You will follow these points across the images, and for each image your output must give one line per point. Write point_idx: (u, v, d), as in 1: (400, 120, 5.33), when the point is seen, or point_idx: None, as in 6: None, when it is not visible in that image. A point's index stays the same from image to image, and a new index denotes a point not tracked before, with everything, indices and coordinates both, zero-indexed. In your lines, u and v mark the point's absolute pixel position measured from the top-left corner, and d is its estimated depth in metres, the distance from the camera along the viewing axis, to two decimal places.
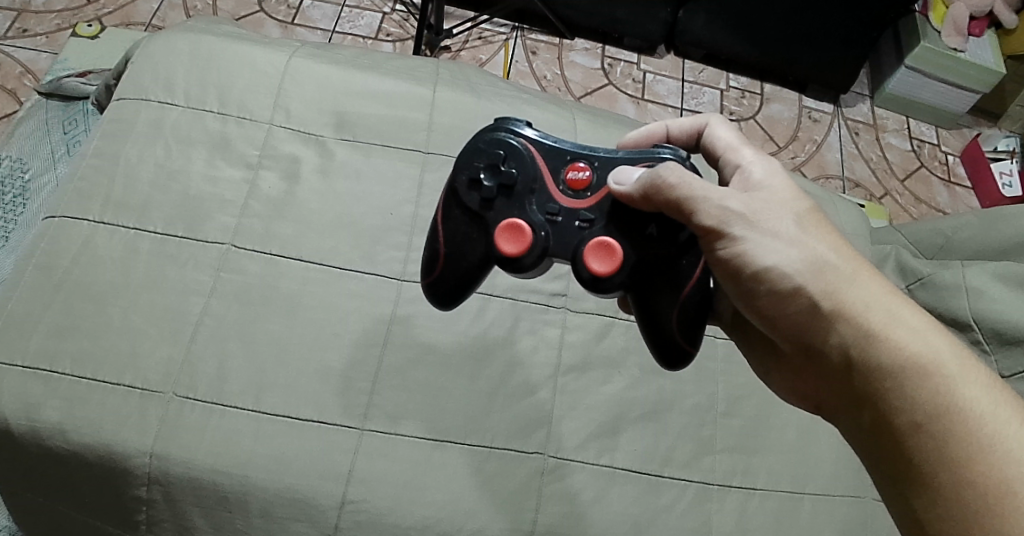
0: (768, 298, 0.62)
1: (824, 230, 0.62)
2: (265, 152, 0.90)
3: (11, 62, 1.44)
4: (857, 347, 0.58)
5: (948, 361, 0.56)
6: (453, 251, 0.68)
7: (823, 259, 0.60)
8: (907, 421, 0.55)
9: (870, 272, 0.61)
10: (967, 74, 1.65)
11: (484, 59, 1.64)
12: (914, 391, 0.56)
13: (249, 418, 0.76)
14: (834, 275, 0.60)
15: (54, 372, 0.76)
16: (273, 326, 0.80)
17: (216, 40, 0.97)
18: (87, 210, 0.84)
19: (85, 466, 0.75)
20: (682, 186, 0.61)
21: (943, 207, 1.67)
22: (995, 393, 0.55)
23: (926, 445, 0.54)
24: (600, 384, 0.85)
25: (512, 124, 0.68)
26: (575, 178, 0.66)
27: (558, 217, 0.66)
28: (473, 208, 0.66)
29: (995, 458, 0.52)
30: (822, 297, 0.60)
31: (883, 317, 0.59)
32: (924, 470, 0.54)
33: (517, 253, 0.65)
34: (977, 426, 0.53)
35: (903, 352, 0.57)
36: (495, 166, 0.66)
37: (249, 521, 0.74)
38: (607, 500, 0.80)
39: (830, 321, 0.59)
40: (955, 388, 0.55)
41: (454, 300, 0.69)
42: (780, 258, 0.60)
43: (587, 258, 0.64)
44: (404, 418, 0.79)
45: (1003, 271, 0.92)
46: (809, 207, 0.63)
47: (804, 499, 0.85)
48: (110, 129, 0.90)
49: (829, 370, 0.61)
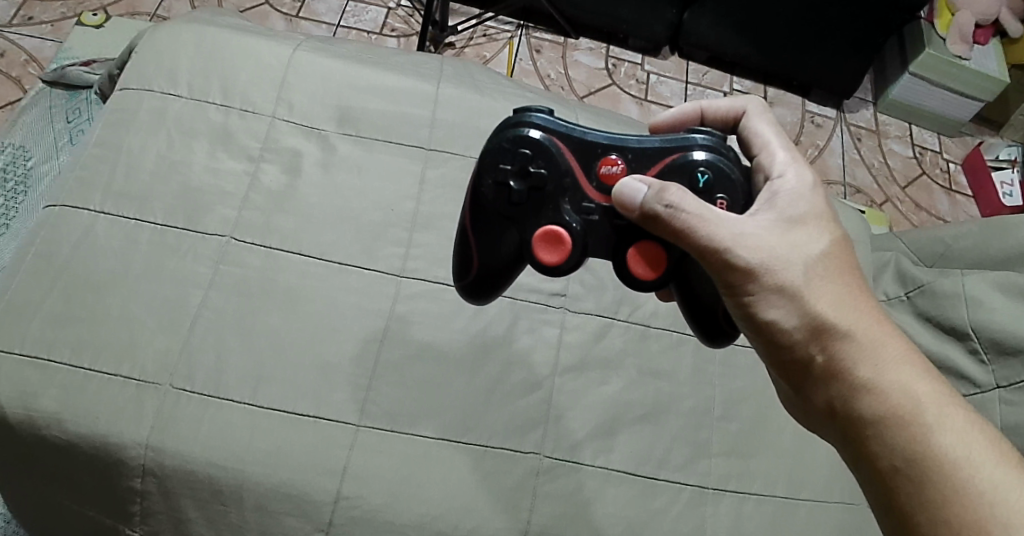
0: (763, 344, 0.61)
1: (830, 276, 0.59)
2: (267, 145, 0.90)
3: (15, 49, 1.44)
4: (841, 393, 0.57)
5: (931, 407, 0.55)
6: (485, 254, 0.66)
7: (819, 313, 0.58)
8: (886, 465, 0.54)
9: (868, 318, 0.59)
10: (970, 82, 1.65)
11: (489, 56, 1.64)
12: (893, 437, 0.54)
13: (245, 412, 0.76)
14: (831, 327, 0.58)
15: (51, 361, 0.76)
16: (272, 319, 0.80)
17: (220, 31, 0.96)
18: (88, 199, 0.84)
19: (80, 456, 0.75)
20: (687, 233, 0.57)
21: (944, 214, 1.66)
22: (974, 435, 0.53)
23: (903, 488, 0.53)
24: (598, 385, 0.85)
25: (534, 117, 0.63)
26: (609, 173, 0.63)
27: (594, 215, 0.64)
28: (504, 214, 0.64)
29: (969, 501, 0.50)
30: (812, 348, 0.58)
31: (874, 365, 0.57)
32: (901, 513, 0.52)
33: (557, 262, 0.63)
34: (953, 470, 0.51)
35: (884, 400, 0.55)
36: (523, 169, 0.62)
37: (243, 515, 0.74)
38: (602, 502, 0.80)
39: (817, 370, 0.58)
40: (934, 433, 0.53)
41: (490, 293, 0.70)
42: (778, 311, 0.58)
43: (631, 263, 0.63)
44: (401, 414, 0.79)
45: (1003, 281, 0.93)
46: (822, 251, 0.59)
47: (800, 504, 0.85)
48: (113, 119, 0.90)
49: (818, 415, 0.60)
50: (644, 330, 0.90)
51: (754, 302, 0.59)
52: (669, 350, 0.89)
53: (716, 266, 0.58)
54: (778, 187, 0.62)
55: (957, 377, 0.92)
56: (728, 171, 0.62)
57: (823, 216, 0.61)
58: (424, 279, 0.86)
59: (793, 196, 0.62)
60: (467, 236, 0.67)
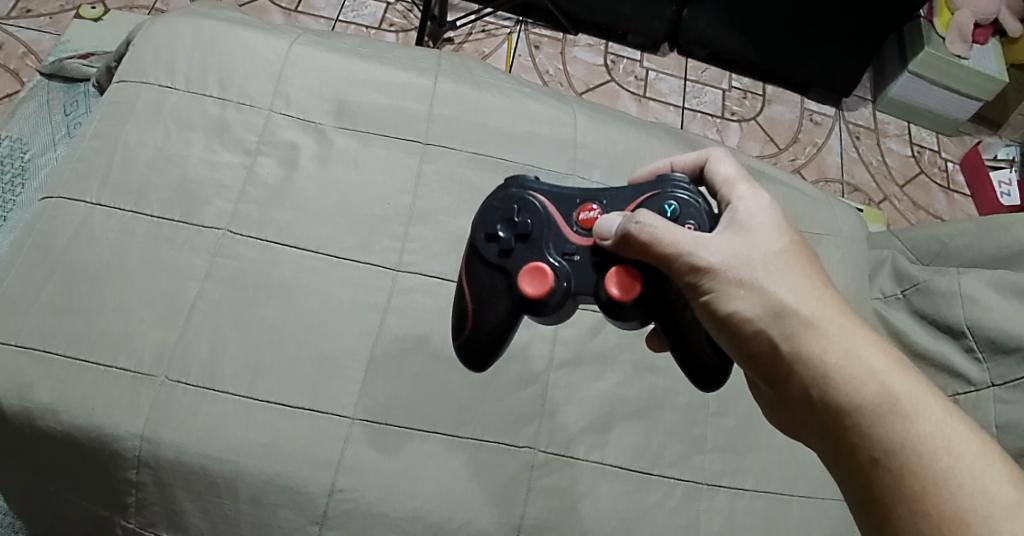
0: (729, 341, 0.59)
1: (793, 271, 0.59)
2: (264, 138, 0.90)
3: (13, 41, 1.44)
4: (816, 387, 0.55)
5: (906, 396, 0.53)
6: (479, 307, 0.66)
7: (784, 303, 0.57)
8: (866, 457, 0.52)
9: (835, 308, 0.57)
10: (969, 81, 1.65)
11: (487, 52, 1.64)
12: (871, 429, 0.52)
13: (240, 404, 0.76)
14: (798, 318, 0.56)
15: (47, 352, 0.76)
16: (267, 312, 0.80)
17: (217, 25, 0.96)
18: (85, 191, 0.84)
19: (76, 447, 0.75)
20: (655, 241, 0.60)
21: (941, 213, 1.67)
22: (950, 425, 0.51)
23: (882, 481, 0.51)
24: (593, 381, 0.85)
25: (522, 180, 0.69)
26: (587, 218, 0.66)
27: (576, 256, 0.65)
28: (493, 261, 0.66)
29: (947, 491, 0.49)
30: (781, 339, 0.56)
31: (844, 354, 0.55)
32: (883, 508, 0.51)
33: (540, 295, 0.63)
34: (932, 460, 0.50)
35: (859, 391, 0.53)
36: (509, 219, 0.66)
37: (238, 506, 0.74)
38: (597, 496, 0.80)
39: (788, 362, 0.56)
40: (911, 423, 0.52)
41: (486, 359, 0.68)
42: (742, 303, 0.58)
43: (606, 285, 0.63)
44: (395, 408, 0.79)
45: (999, 279, 0.93)
46: (780, 249, 0.60)
47: (794, 501, 0.85)
48: (110, 111, 0.90)
49: (793, 409, 0.58)
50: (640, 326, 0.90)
51: (716, 299, 0.58)
52: None
53: (681, 271, 0.59)
54: (736, 208, 0.63)
55: (952, 375, 0.92)
56: (693, 202, 0.64)
57: (780, 223, 0.62)
58: (419, 273, 0.86)
59: (753, 209, 0.62)
60: (464, 293, 0.68)
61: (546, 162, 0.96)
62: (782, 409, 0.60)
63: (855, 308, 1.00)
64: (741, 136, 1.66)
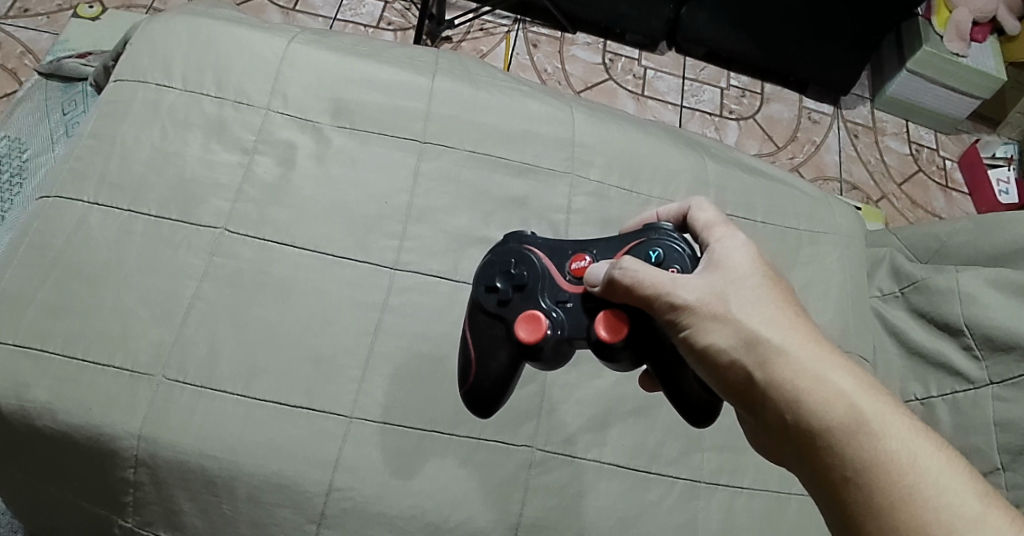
0: (705, 374, 0.59)
1: (766, 301, 0.58)
2: (261, 137, 0.90)
3: (11, 41, 1.44)
4: (788, 412, 0.54)
5: (874, 415, 0.52)
6: (481, 356, 0.68)
7: (756, 333, 0.56)
8: (838, 478, 0.52)
9: (805, 333, 0.57)
10: (967, 79, 1.65)
11: (486, 51, 1.64)
12: (842, 450, 0.52)
13: (238, 402, 0.76)
14: (769, 346, 0.55)
15: (44, 351, 0.76)
16: (265, 311, 0.80)
17: (214, 23, 0.96)
18: (82, 190, 0.84)
19: (73, 446, 0.75)
20: (637, 283, 0.60)
21: (940, 212, 1.67)
22: (918, 441, 0.51)
23: (857, 502, 0.50)
24: (591, 379, 0.85)
25: (519, 236, 0.71)
26: (578, 267, 0.67)
27: (569, 303, 0.66)
28: (491, 311, 0.68)
29: (916, 510, 0.48)
30: (754, 368, 0.56)
31: (815, 378, 0.54)
32: (856, 528, 0.50)
33: (534, 340, 0.65)
34: (901, 478, 0.49)
35: (829, 414, 0.53)
36: (506, 271, 0.68)
37: (236, 506, 0.74)
38: (594, 494, 0.80)
39: (760, 388, 0.55)
40: (881, 442, 0.51)
41: (490, 407, 0.69)
42: (717, 336, 0.57)
43: (594, 326, 0.64)
44: (393, 406, 0.79)
45: (997, 277, 0.93)
46: (754, 281, 0.59)
47: (791, 499, 0.86)
48: (107, 110, 0.90)
49: (768, 434, 0.57)
50: None
51: (692, 334, 0.58)
52: None
53: (661, 310, 0.59)
54: (714, 249, 0.63)
55: (950, 373, 0.92)
56: (677, 247, 0.65)
57: (754, 258, 0.61)
58: (417, 272, 0.86)
59: (731, 249, 0.62)
60: (467, 343, 0.70)
61: (544, 161, 0.96)
62: (757, 432, 0.59)
63: (853, 306, 1.00)
64: (739, 135, 1.66)
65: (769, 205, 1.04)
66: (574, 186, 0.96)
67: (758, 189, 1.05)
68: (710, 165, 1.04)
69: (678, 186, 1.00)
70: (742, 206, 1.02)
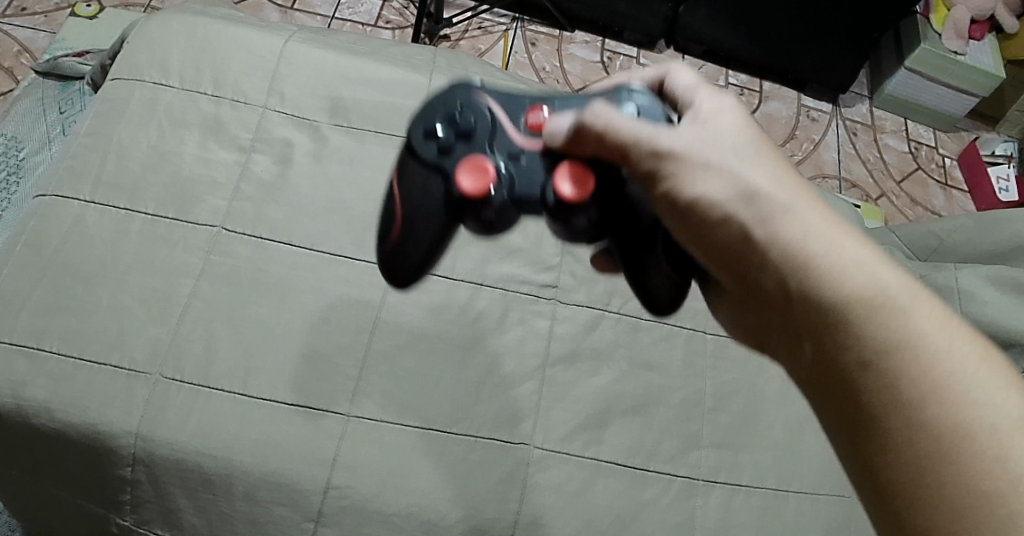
0: (692, 235, 0.57)
1: (767, 161, 0.56)
2: (258, 136, 0.90)
3: (9, 40, 1.44)
4: (799, 279, 0.53)
5: (897, 292, 0.51)
6: (412, 197, 0.62)
7: (757, 187, 0.54)
8: (853, 359, 0.50)
9: (811, 199, 0.55)
10: (967, 78, 1.65)
11: (484, 49, 1.63)
12: (862, 329, 0.50)
13: (234, 401, 0.76)
14: (774, 202, 0.54)
15: (41, 349, 0.76)
16: (262, 309, 0.80)
17: (211, 22, 0.96)
18: (79, 189, 0.84)
19: (71, 445, 0.75)
20: (610, 129, 0.56)
21: (939, 209, 1.67)
22: (948, 327, 0.50)
23: (875, 384, 0.49)
24: (588, 377, 0.85)
25: (470, 83, 0.64)
26: (534, 120, 0.62)
27: (521, 158, 0.61)
28: (429, 160, 0.61)
29: (939, 394, 0.48)
30: (755, 224, 0.54)
31: (824, 245, 0.53)
32: (869, 411, 0.49)
33: (476, 193, 0.59)
34: (927, 363, 0.49)
35: (848, 290, 0.51)
36: (451, 117, 0.62)
37: (232, 504, 0.74)
38: (592, 492, 0.80)
39: (766, 254, 0.54)
40: (902, 322, 0.50)
41: (414, 268, 0.65)
42: (709, 186, 0.54)
43: (554, 182, 0.60)
44: (391, 404, 0.79)
45: (995, 274, 0.93)
46: (749, 137, 0.56)
47: (789, 497, 0.85)
48: (104, 109, 0.90)
49: (775, 308, 0.55)
50: (635, 322, 0.90)
51: (678, 183, 0.55)
52: (660, 343, 0.90)
53: (638, 157, 0.56)
54: (698, 110, 0.58)
55: None
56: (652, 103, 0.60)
57: (749, 123, 0.58)
58: None
59: (716, 108, 0.58)
60: (394, 194, 0.64)
61: None
62: (761, 310, 0.58)
63: None
64: None
65: None
66: None
67: None
68: None
69: None
70: None
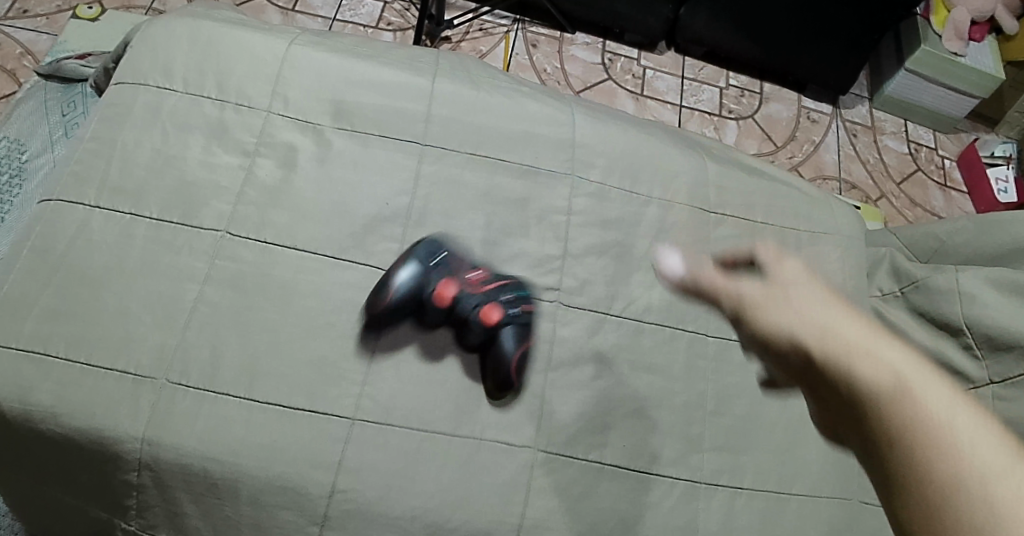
0: (763, 342, 0.56)
1: (824, 301, 0.55)
2: (262, 139, 0.90)
3: (11, 42, 1.44)
4: (824, 360, 0.52)
5: (915, 378, 0.48)
6: None
7: (798, 325, 0.54)
8: (862, 411, 0.49)
9: (854, 317, 0.54)
10: (967, 79, 1.66)
11: (485, 51, 1.64)
12: (888, 416, 0.48)
13: (239, 406, 0.76)
14: (828, 330, 0.53)
15: (46, 354, 0.76)
16: (266, 314, 0.80)
17: (214, 25, 0.96)
18: (83, 194, 0.84)
19: (76, 450, 0.75)
20: (732, 297, 0.60)
21: (938, 211, 1.67)
22: (961, 399, 0.47)
23: (885, 430, 0.48)
24: (592, 380, 0.86)
25: None
26: None
27: None
28: None
29: (954, 463, 0.44)
30: (767, 304, 0.57)
31: (867, 346, 0.51)
32: (885, 474, 0.47)
33: None
34: (944, 442, 0.45)
35: (873, 379, 0.49)
36: None
37: (238, 508, 0.74)
38: (596, 496, 0.80)
39: (817, 355, 0.52)
40: (922, 406, 0.47)
41: None
42: (783, 312, 0.56)
43: None
44: (395, 408, 0.79)
45: (996, 277, 0.93)
46: (800, 271, 0.58)
47: (791, 499, 0.86)
48: (108, 113, 0.90)
49: (829, 409, 0.52)
50: (638, 325, 0.90)
51: (757, 321, 0.57)
52: (663, 345, 0.90)
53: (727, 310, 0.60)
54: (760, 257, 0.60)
55: (951, 372, 0.92)
56: None
57: (807, 272, 0.58)
58: None
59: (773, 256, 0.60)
60: None
61: (544, 162, 0.96)
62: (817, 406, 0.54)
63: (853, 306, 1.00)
64: (738, 134, 1.67)
65: (768, 206, 1.04)
66: (574, 187, 0.96)
67: (758, 189, 1.05)
68: (710, 166, 1.05)
69: (678, 186, 1.00)
70: (742, 207, 1.02)
